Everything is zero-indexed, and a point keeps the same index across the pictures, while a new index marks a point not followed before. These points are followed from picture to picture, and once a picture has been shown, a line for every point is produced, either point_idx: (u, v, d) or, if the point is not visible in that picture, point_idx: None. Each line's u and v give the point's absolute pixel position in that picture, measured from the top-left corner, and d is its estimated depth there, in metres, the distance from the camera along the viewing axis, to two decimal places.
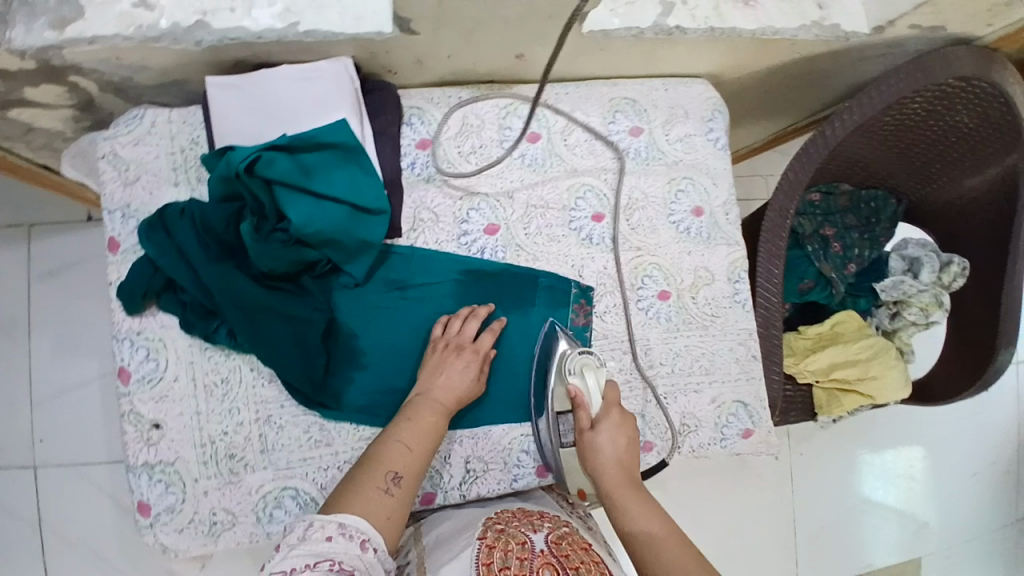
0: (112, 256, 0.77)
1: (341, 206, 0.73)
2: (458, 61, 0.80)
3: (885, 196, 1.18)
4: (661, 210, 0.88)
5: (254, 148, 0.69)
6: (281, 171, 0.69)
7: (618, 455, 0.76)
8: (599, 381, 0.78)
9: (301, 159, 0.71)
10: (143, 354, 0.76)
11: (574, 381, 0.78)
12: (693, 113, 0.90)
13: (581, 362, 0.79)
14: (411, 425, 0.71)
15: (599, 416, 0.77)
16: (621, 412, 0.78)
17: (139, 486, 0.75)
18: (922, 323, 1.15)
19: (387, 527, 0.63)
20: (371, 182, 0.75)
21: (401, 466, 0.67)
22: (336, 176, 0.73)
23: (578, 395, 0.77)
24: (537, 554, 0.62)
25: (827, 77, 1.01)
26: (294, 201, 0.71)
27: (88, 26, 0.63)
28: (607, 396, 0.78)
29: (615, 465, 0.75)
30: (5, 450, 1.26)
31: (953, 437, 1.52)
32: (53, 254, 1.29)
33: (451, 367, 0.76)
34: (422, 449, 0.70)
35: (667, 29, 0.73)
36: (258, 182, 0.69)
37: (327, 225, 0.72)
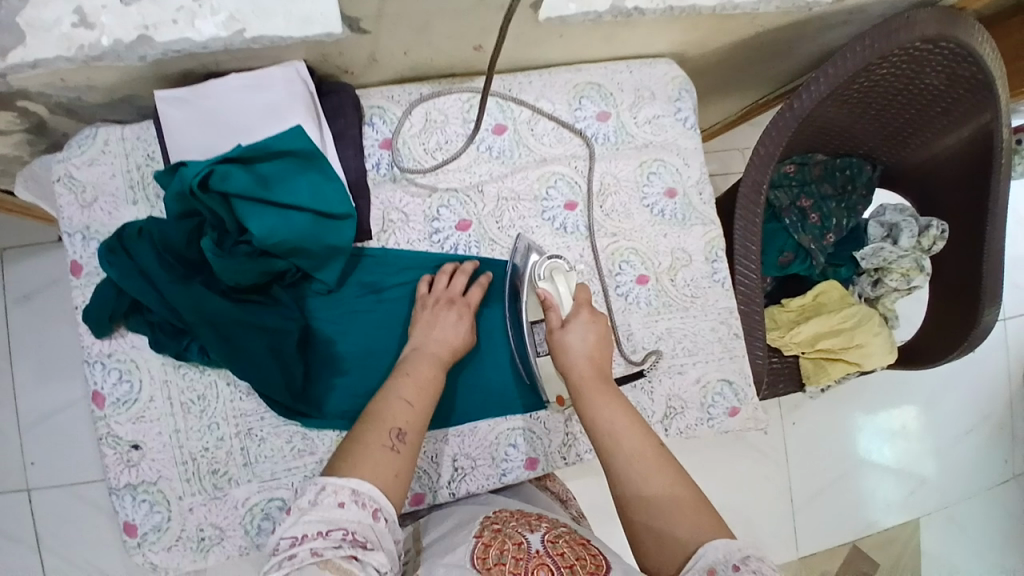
0: (76, 280, 0.76)
1: (303, 214, 0.72)
2: (416, 57, 0.78)
3: (859, 163, 1.18)
4: (634, 193, 0.87)
5: (206, 163, 0.66)
6: (238, 185, 0.67)
7: (593, 355, 0.73)
8: (568, 286, 0.78)
9: (258, 170, 0.69)
10: (116, 376, 0.75)
11: (544, 287, 0.77)
12: (660, 94, 0.89)
13: (550, 267, 0.78)
14: (409, 380, 0.68)
15: (570, 315, 0.75)
16: (593, 313, 0.76)
17: (123, 507, 0.74)
18: (904, 288, 1.15)
19: (394, 486, 0.59)
20: (334, 187, 0.74)
21: (404, 421, 0.64)
22: (297, 183, 0.72)
23: (548, 298, 0.76)
24: (532, 556, 0.60)
25: (793, 46, 0.99)
26: (255, 213, 0.69)
27: (28, 50, 0.61)
28: (577, 295, 0.77)
29: (590, 365, 0.71)
30: None
31: (943, 397, 1.53)
32: (27, 277, 1.26)
33: (444, 321, 0.76)
34: (423, 405, 0.67)
35: (625, 11, 0.71)
36: (216, 199, 0.67)
37: (291, 234, 0.71)
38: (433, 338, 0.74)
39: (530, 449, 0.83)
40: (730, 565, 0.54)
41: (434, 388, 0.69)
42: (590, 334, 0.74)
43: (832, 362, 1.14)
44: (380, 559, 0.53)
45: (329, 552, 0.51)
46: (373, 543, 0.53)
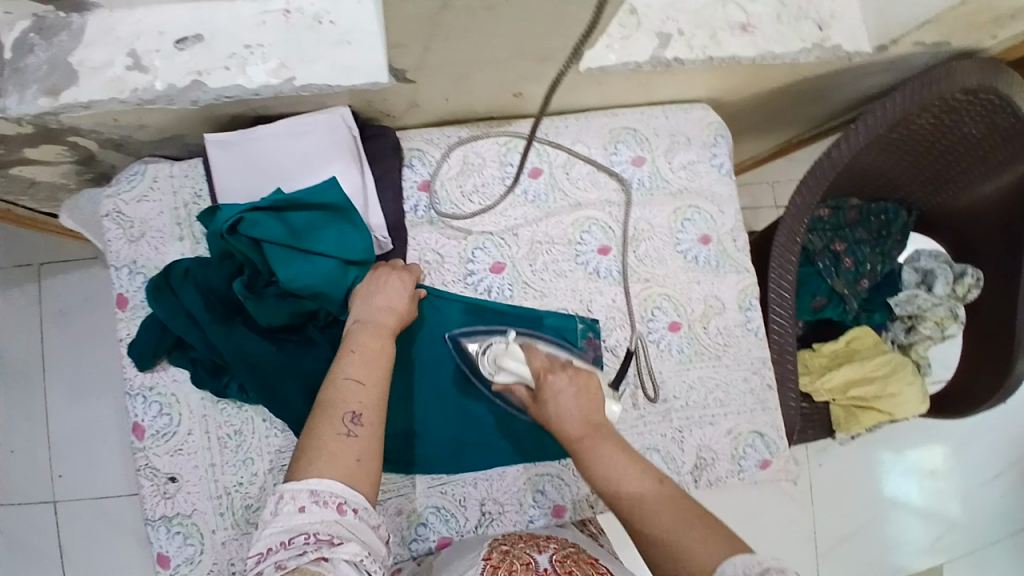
0: (121, 313, 0.77)
1: (329, 261, 0.73)
2: (455, 103, 0.80)
3: (896, 208, 1.16)
4: (668, 239, 0.87)
5: (239, 209, 0.70)
6: (269, 234, 0.70)
7: (583, 411, 0.66)
8: (517, 358, 0.74)
9: (289, 222, 0.72)
10: (156, 409, 0.76)
11: (501, 378, 0.75)
12: (696, 139, 0.89)
13: (494, 356, 0.77)
14: (356, 356, 0.64)
15: (538, 387, 0.70)
16: (558, 370, 0.70)
17: (157, 538, 0.75)
18: (938, 336, 1.14)
19: (359, 472, 0.57)
20: (359, 235, 0.74)
21: (358, 402, 0.60)
22: (325, 231, 0.73)
23: (513, 385, 0.74)
24: (539, 573, 0.61)
25: (827, 93, 1.00)
26: (282, 261, 0.71)
27: (81, 92, 0.66)
28: (532, 363, 0.73)
29: (581, 424, 0.65)
30: (25, 488, 1.27)
31: (976, 444, 1.48)
32: (64, 293, 1.30)
33: (388, 288, 0.71)
34: (376, 380, 0.63)
35: (665, 60, 0.75)
36: (246, 242, 0.70)
37: (314, 281, 0.71)
38: (376, 305, 0.69)
39: (557, 496, 0.82)
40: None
41: (385, 359, 0.65)
42: (569, 390, 0.68)
43: (863, 411, 1.11)
44: (352, 549, 0.52)
45: (292, 562, 0.50)
46: (342, 539, 0.52)
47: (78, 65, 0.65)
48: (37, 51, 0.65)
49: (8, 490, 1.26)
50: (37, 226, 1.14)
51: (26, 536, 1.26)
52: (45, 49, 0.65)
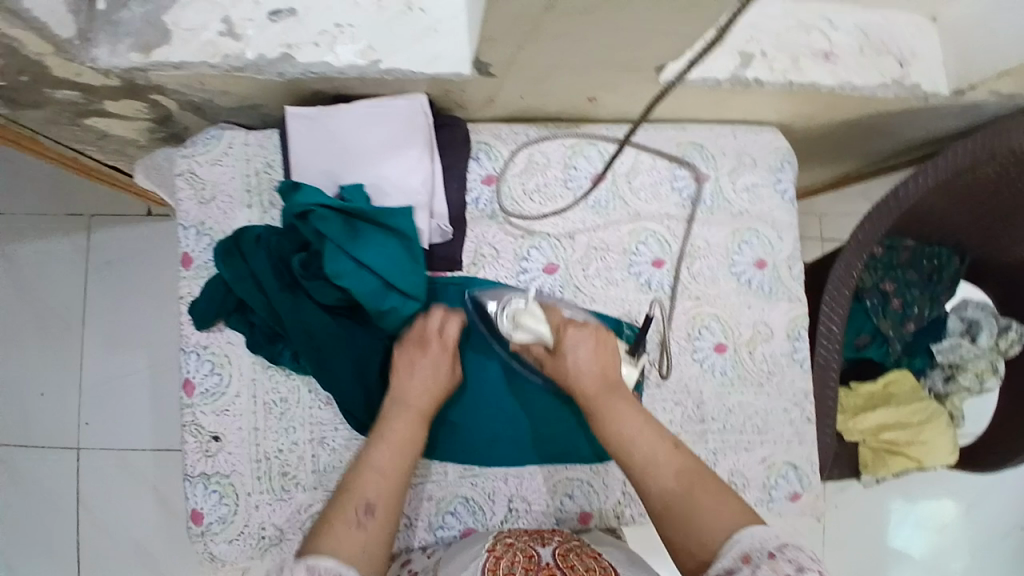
0: (185, 271, 0.79)
1: (374, 279, 0.75)
2: (529, 101, 0.80)
3: (949, 255, 1.14)
4: (724, 259, 0.86)
5: (313, 201, 0.73)
6: (330, 230, 0.72)
7: (598, 366, 0.72)
8: (535, 316, 0.76)
9: (353, 223, 0.74)
10: (208, 368, 0.78)
11: (520, 337, 0.76)
12: (761, 162, 0.88)
13: (512, 314, 0.76)
14: (382, 447, 0.67)
15: (557, 340, 0.74)
16: (575, 324, 0.75)
17: (194, 494, 0.77)
18: (976, 388, 1.13)
19: (365, 559, 0.60)
20: (411, 267, 0.76)
21: (374, 495, 0.64)
22: (378, 240, 0.74)
23: (529, 344, 0.76)
24: (542, 567, 0.63)
25: (896, 130, 0.98)
26: (336, 257, 0.73)
27: (172, 51, 0.67)
28: (552, 320, 0.76)
29: (597, 378, 0.71)
30: (53, 431, 1.30)
31: (1000, 502, 1.45)
32: (111, 246, 1.33)
33: (421, 368, 0.73)
34: (396, 474, 0.66)
35: (745, 80, 0.75)
36: (311, 231, 0.73)
37: (353, 291, 0.74)
38: (409, 387, 0.72)
39: (584, 501, 0.82)
40: (765, 552, 0.54)
41: (410, 450, 0.69)
42: (587, 344, 0.73)
43: (892, 455, 1.09)
44: None
45: None
46: None
47: (172, 25, 0.67)
48: (132, 7, 0.66)
49: (35, 430, 1.30)
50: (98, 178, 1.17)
51: (48, 476, 1.29)
52: (141, 4, 0.67)
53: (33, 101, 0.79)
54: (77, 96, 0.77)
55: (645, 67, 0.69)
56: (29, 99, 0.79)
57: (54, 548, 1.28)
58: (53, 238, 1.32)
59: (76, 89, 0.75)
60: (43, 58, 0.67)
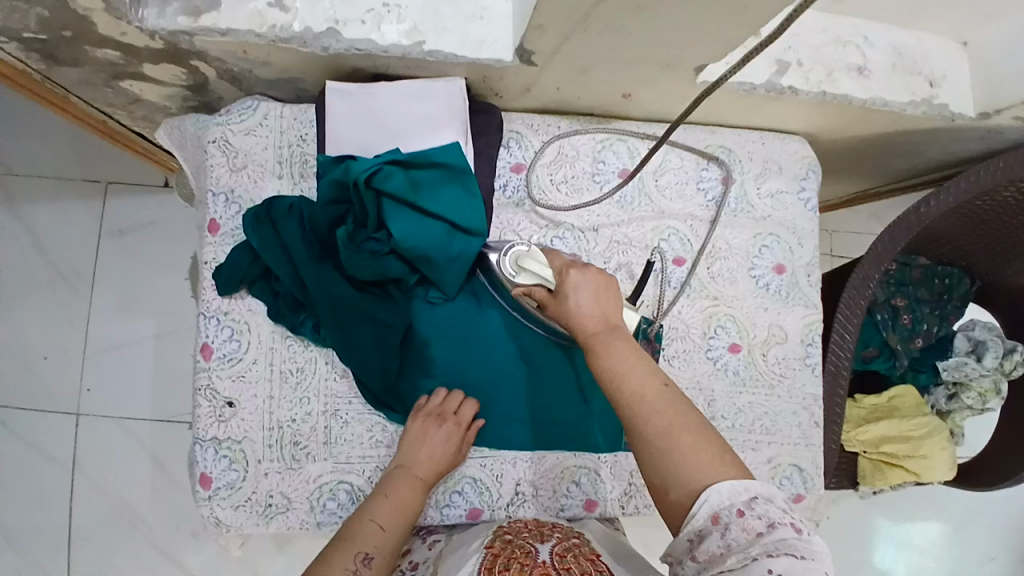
0: (211, 237, 0.80)
1: (439, 224, 0.76)
2: (564, 94, 0.81)
3: (960, 275, 1.15)
4: (743, 261, 0.87)
5: (374, 161, 0.73)
6: (394, 186, 0.73)
7: (600, 310, 0.66)
8: (539, 261, 0.72)
9: (413, 175, 0.75)
10: (226, 333, 0.78)
11: (524, 281, 0.73)
12: (787, 170, 0.90)
13: (516, 259, 0.73)
14: (386, 503, 0.69)
15: (559, 283, 0.69)
16: (578, 266, 0.69)
17: (203, 458, 0.77)
18: (978, 408, 1.13)
19: None
20: (473, 203, 0.77)
21: (373, 545, 0.65)
22: (445, 194, 0.76)
23: (533, 288, 0.72)
24: (538, 564, 0.60)
25: (919, 149, 0.99)
26: (398, 214, 0.74)
27: (219, 18, 0.67)
28: (555, 264, 0.72)
29: (598, 320, 0.65)
30: (52, 394, 1.27)
31: (987, 525, 1.46)
32: (125, 215, 1.32)
33: (432, 438, 0.75)
34: (395, 532, 0.68)
35: (780, 87, 0.77)
36: (370, 194, 0.72)
37: (423, 239, 0.75)
38: (419, 455, 0.75)
39: (591, 490, 0.83)
40: (734, 510, 0.52)
41: (411, 512, 0.71)
42: (589, 288, 0.67)
43: (891, 468, 1.10)
44: None
45: None
46: None
47: None
48: None
49: (35, 391, 1.27)
50: (121, 144, 1.17)
51: (43, 439, 1.26)
52: None
53: (72, 59, 0.80)
54: (116, 56, 0.78)
55: (684, 66, 0.71)
56: (69, 56, 0.79)
57: (43, 514, 1.25)
58: (68, 200, 1.31)
59: (117, 49, 0.76)
60: (91, 15, 0.67)
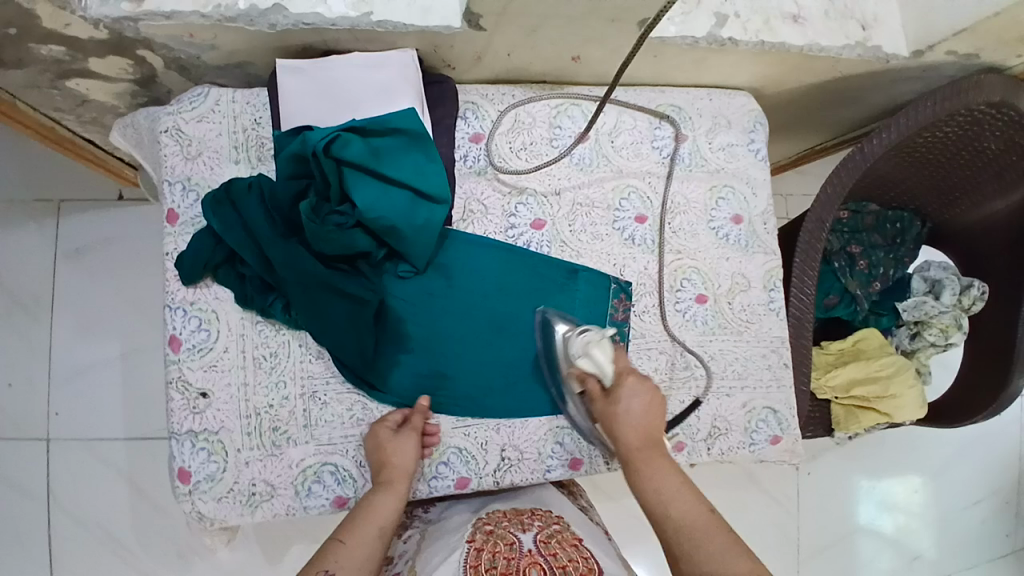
0: (170, 228, 0.79)
1: (403, 192, 0.77)
2: (516, 60, 0.83)
3: (910, 218, 1.21)
4: (702, 214, 0.90)
5: (332, 129, 0.73)
6: (355, 153, 0.73)
7: (648, 424, 0.71)
8: (607, 354, 0.75)
9: (373, 143, 0.75)
10: (195, 324, 0.77)
11: (584, 365, 0.76)
12: (736, 123, 0.93)
13: (585, 342, 0.77)
14: (347, 522, 0.67)
15: (615, 384, 0.74)
16: (638, 375, 0.74)
17: (180, 452, 0.75)
18: (942, 344, 1.17)
19: None
20: (435, 170, 0.78)
21: (335, 563, 0.61)
22: (403, 161, 0.77)
23: (587, 376, 0.76)
24: (524, 554, 0.62)
25: (860, 96, 1.03)
26: (361, 183, 0.75)
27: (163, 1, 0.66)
28: (617, 364, 0.75)
29: (640, 436, 0.70)
30: (17, 423, 1.23)
31: (965, 468, 1.47)
32: (81, 232, 1.28)
33: (384, 442, 0.75)
34: (362, 542, 0.64)
35: (720, 39, 0.80)
36: (330, 164, 0.73)
37: (389, 209, 0.76)
38: (377, 465, 0.74)
39: (575, 449, 0.83)
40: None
41: (381, 518, 0.68)
42: (642, 397, 0.72)
43: (862, 410, 1.14)
44: None
45: None
46: None
47: None
48: None
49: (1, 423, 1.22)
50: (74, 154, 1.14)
51: (13, 471, 1.22)
52: None
53: (16, 61, 0.78)
54: (61, 52, 0.76)
55: (628, 19, 0.73)
56: (13, 58, 0.78)
57: (19, 548, 1.20)
58: (19, 222, 1.27)
59: (63, 44, 0.74)
60: (33, 7, 0.66)
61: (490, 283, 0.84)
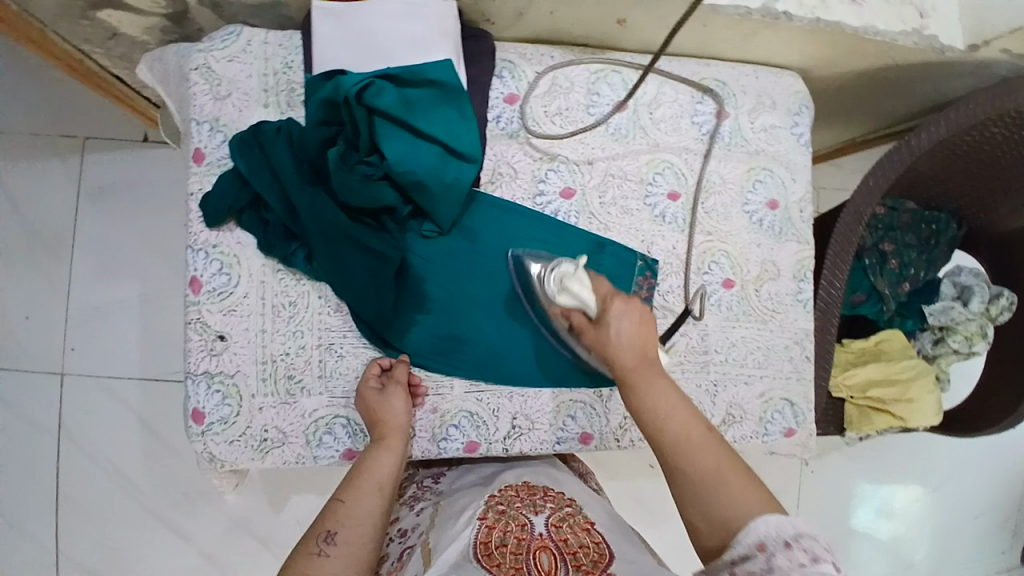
0: (196, 167, 0.78)
1: (432, 147, 0.75)
2: (558, 19, 0.80)
3: (946, 220, 1.17)
4: (737, 197, 0.87)
5: (366, 76, 0.71)
6: (387, 102, 0.71)
7: (640, 345, 0.66)
8: (584, 286, 0.71)
9: (406, 93, 0.73)
10: (216, 267, 0.76)
11: (563, 301, 0.73)
12: (780, 105, 0.89)
13: (560, 276, 0.73)
14: (344, 482, 0.67)
15: (600, 312, 0.69)
16: (622, 298, 0.69)
17: (195, 392, 0.75)
18: (964, 352, 1.15)
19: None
20: (467, 127, 0.77)
21: (335, 522, 0.62)
22: (435, 114, 0.75)
23: (573, 310, 0.73)
24: (535, 538, 0.62)
25: (911, 88, 0.99)
26: (391, 133, 0.73)
27: None
28: (598, 291, 0.71)
29: (635, 355, 0.65)
30: (32, 355, 1.24)
31: (973, 480, 1.45)
32: (105, 171, 1.27)
33: (380, 403, 0.73)
34: (359, 499, 0.64)
35: (775, 12, 0.76)
36: (362, 111, 0.71)
37: (416, 161, 0.74)
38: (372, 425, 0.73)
39: (587, 424, 0.83)
40: (780, 541, 0.53)
41: (377, 474, 0.67)
42: (630, 317, 0.67)
43: (876, 412, 1.12)
44: None
45: None
46: None
47: None
48: None
49: (17, 353, 1.24)
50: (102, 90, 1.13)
51: (26, 402, 1.24)
52: None
53: None
54: None
55: None
56: None
57: (29, 477, 1.23)
58: (43, 156, 1.26)
59: None
60: None
61: (512, 247, 0.82)
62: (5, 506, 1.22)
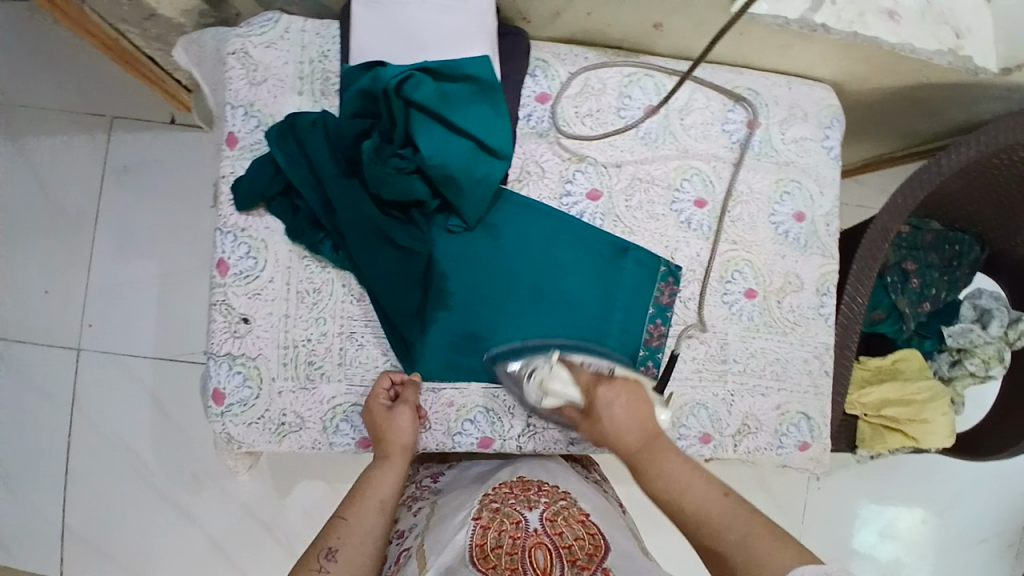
0: (229, 151, 0.78)
1: (466, 142, 0.75)
2: (595, 20, 0.81)
3: (971, 241, 1.16)
4: (764, 207, 0.87)
5: (406, 68, 0.73)
6: (424, 94, 0.72)
7: (636, 421, 0.70)
8: (564, 376, 0.73)
9: (444, 87, 0.74)
10: (243, 250, 0.77)
11: (551, 402, 0.73)
12: (811, 117, 0.89)
13: (538, 380, 0.73)
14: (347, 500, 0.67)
15: (589, 402, 0.72)
16: (608, 379, 0.72)
17: (216, 373, 0.76)
18: (980, 375, 1.13)
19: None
20: (501, 124, 0.77)
21: (336, 537, 0.62)
22: (471, 110, 0.75)
23: (562, 407, 0.74)
24: (530, 534, 0.61)
25: (944, 108, 0.98)
26: (426, 126, 0.74)
27: None
28: (577, 380, 0.73)
29: (636, 433, 0.69)
30: (51, 330, 1.26)
31: (983, 505, 1.44)
32: (132, 150, 1.29)
33: (387, 423, 0.73)
34: (361, 515, 0.64)
35: (813, 24, 0.76)
36: (400, 102, 0.72)
37: (448, 156, 0.74)
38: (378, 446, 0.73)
39: None
40: None
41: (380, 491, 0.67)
42: (620, 397, 0.71)
43: (889, 432, 1.11)
44: None
45: None
46: None
47: None
48: None
49: (36, 327, 1.26)
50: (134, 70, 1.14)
51: (42, 376, 1.25)
52: None
53: None
54: None
55: None
56: None
57: (42, 449, 1.24)
58: (72, 133, 1.28)
59: None
60: None
61: (537, 249, 0.82)
62: (18, 477, 1.24)
